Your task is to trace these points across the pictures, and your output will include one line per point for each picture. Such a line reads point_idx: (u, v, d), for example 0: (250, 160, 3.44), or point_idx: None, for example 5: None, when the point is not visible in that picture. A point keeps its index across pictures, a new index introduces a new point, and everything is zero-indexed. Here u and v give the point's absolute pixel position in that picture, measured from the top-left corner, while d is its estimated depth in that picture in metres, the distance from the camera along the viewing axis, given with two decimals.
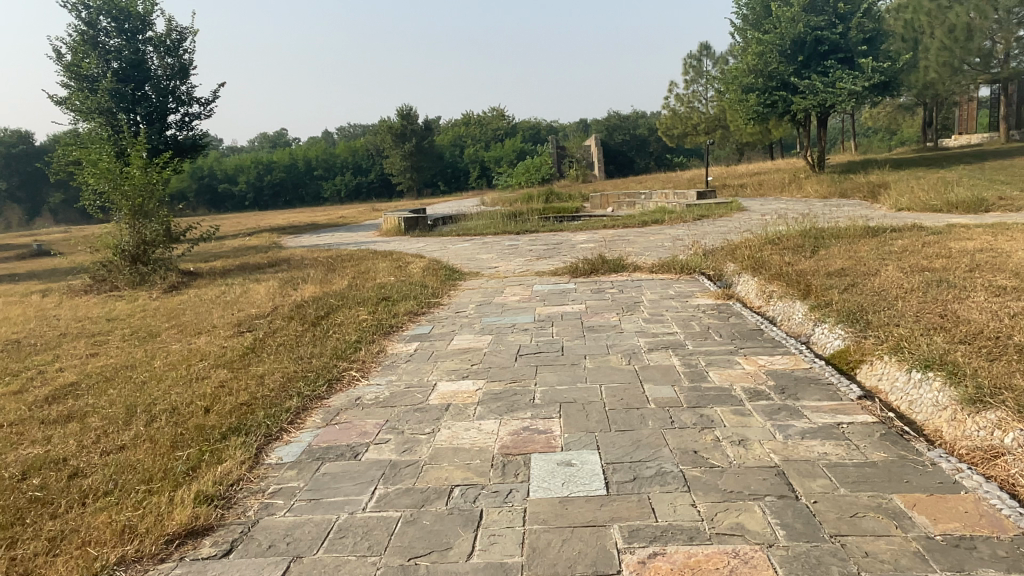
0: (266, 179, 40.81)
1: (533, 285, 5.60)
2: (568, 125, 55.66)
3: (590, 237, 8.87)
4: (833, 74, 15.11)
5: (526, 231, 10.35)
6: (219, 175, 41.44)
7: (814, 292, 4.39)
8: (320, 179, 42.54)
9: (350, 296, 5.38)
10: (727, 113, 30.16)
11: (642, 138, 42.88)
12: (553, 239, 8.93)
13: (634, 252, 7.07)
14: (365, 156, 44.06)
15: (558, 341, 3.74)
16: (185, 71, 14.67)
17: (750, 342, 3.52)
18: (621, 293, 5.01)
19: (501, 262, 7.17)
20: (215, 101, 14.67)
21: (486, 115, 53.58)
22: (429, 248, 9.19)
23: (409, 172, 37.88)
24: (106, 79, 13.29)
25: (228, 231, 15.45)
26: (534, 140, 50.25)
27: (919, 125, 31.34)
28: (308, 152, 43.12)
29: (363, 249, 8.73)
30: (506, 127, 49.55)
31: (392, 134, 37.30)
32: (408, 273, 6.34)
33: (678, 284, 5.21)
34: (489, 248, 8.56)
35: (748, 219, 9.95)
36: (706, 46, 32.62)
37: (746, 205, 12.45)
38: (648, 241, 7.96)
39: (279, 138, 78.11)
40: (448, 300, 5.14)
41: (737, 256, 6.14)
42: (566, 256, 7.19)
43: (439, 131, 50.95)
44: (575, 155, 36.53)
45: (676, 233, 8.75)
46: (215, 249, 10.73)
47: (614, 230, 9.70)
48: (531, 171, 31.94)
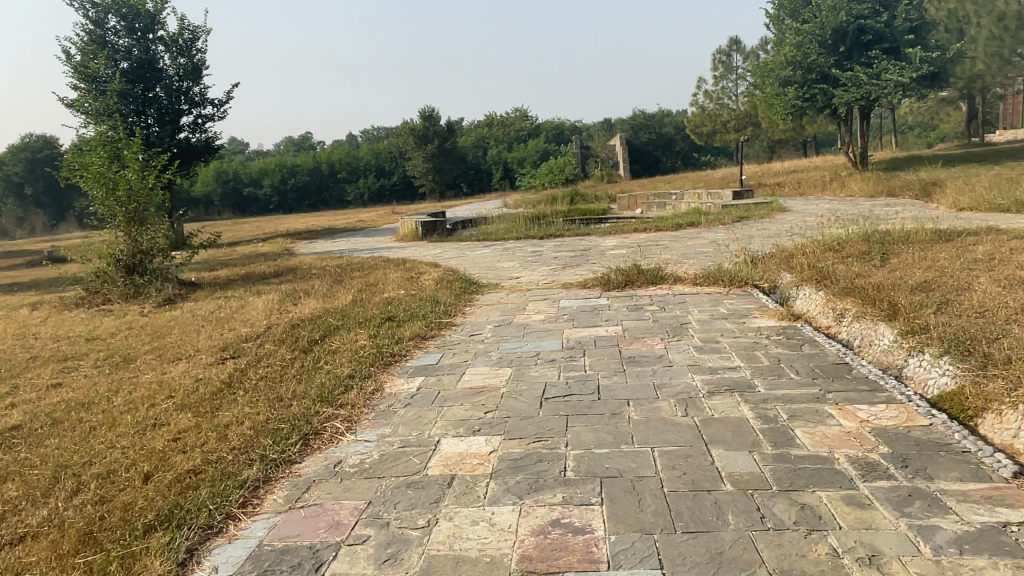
0: (289, 182, 40.63)
1: (560, 300, 4.92)
2: (592, 124, 54.81)
3: (621, 243, 8.18)
4: (878, 65, 14.19)
5: (551, 236, 9.66)
6: (243, 178, 41.38)
7: (902, 313, 3.64)
8: (343, 181, 42.27)
9: (351, 314, 4.72)
10: (759, 110, 29.17)
11: (668, 137, 41.92)
12: (580, 245, 8.24)
13: (671, 260, 6.37)
14: (388, 158, 43.70)
15: (593, 378, 3.05)
16: (198, 72, 14.27)
17: (838, 383, 2.78)
18: (663, 311, 4.31)
19: (523, 271, 6.51)
20: (229, 102, 14.23)
21: (509, 116, 52.97)
22: (447, 255, 8.56)
23: (432, 174, 37.42)
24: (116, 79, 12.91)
25: (243, 236, 14.98)
26: (558, 140, 49.48)
27: (960, 120, 30.01)
28: (331, 155, 42.88)
29: (376, 257, 8.14)
30: (529, 127, 48.86)
31: (414, 135, 36.85)
32: (420, 286, 5.67)
33: (730, 301, 4.49)
34: (510, 255, 7.90)
35: (792, 221, 9.17)
36: (736, 41, 31.66)
37: (787, 205, 11.64)
38: (686, 247, 7.23)
39: (304, 141, 78.41)
40: (464, 321, 4.45)
41: (793, 265, 5.40)
42: (595, 265, 6.51)
43: (462, 132, 50.42)
44: (600, 155, 35.77)
45: (715, 237, 8.02)
46: (224, 256, 10.21)
47: (646, 234, 8.99)
48: (555, 172, 31.25)
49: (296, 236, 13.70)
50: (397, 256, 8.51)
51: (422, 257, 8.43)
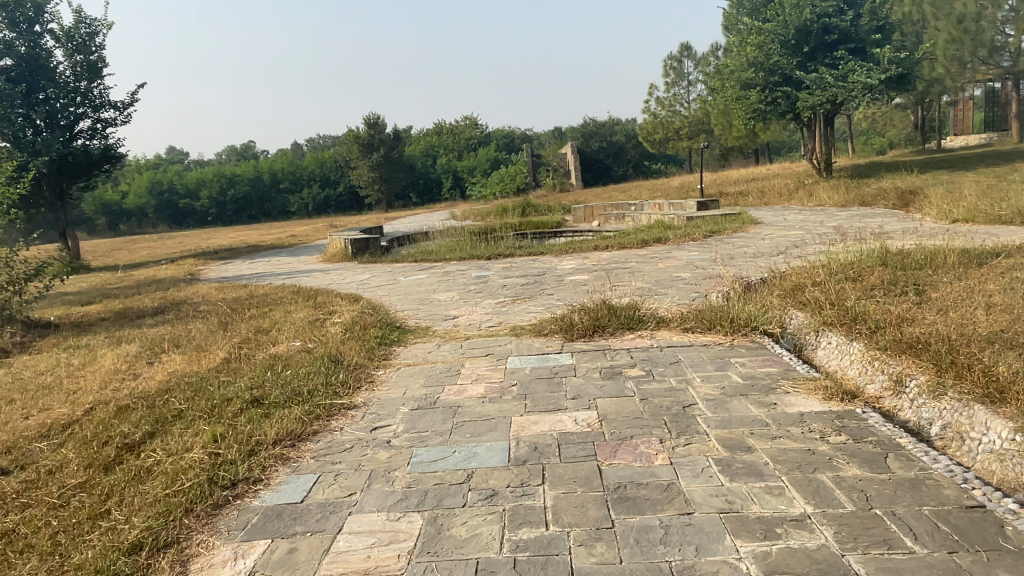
0: (228, 194, 38.55)
1: (509, 358, 3.60)
2: (542, 133, 53.89)
3: (579, 265, 6.94)
4: (844, 66, 13.36)
5: (499, 255, 8.38)
6: (178, 189, 39.07)
7: (1009, 392, 2.45)
8: (285, 192, 40.29)
9: (209, 388, 3.30)
10: (712, 117, 28.56)
11: (619, 145, 41.21)
12: (533, 268, 6.96)
13: (645, 292, 5.12)
14: (334, 167, 41.89)
15: (562, 545, 1.74)
16: (97, 70, 12.58)
17: (1003, 570, 1.54)
18: (652, 381, 3.03)
19: (462, 307, 5.18)
20: (134, 105, 12.59)
21: (458, 124, 51.65)
22: (373, 282, 7.16)
23: (379, 184, 35.80)
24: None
25: (154, 257, 13.25)
26: (508, 149, 48.38)
27: (910, 127, 29.91)
28: (273, 164, 40.91)
29: (287, 287, 6.73)
30: (478, 135, 47.64)
31: (359, 144, 35.27)
32: (322, 335, 4.25)
33: (740, 360, 3.25)
34: (448, 282, 6.57)
35: (772, 237, 8.08)
36: (687, 47, 30.98)
37: (757, 217, 10.62)
38: (659, 272, 6.03)
39: (246, 151, 75.79)
40: (368, 397, 3.08)
41: (805, 301, 4.22)
42: (551, 299, 5.22)
43: (409, 141, 48.88)
44: (552, 163, 34.77)
45: (689, 257, 6.85)
46: (112, 285, 8.60)
47: (608, 253, 7.77)
48: (506, 181, 30.09)
49: (212, 256, 12.10)
50: (312, 285, 7.08)
51: (343, 286, 7.02)
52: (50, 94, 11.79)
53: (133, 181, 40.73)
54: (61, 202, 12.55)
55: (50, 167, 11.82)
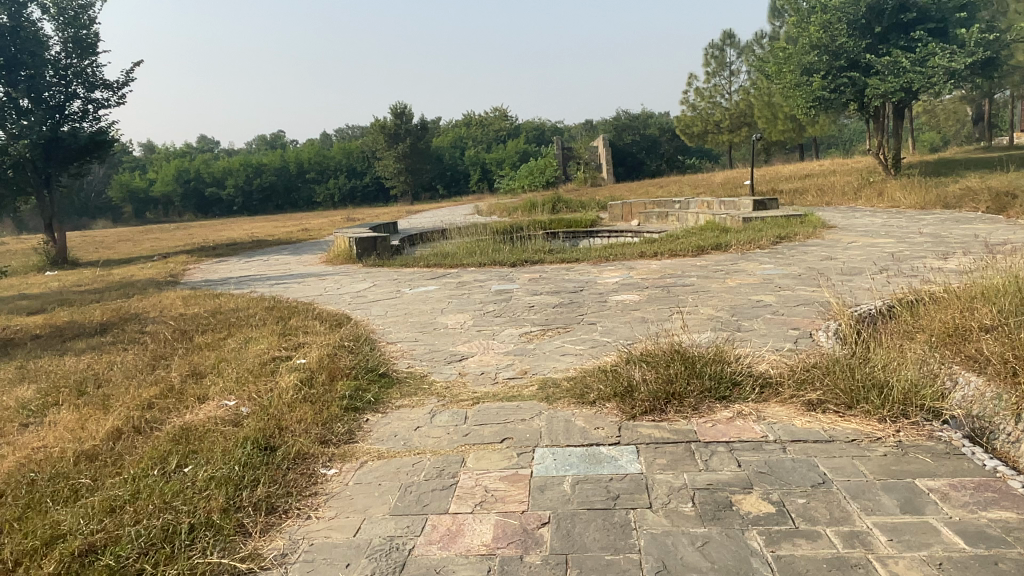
0: (254, 183, 37.77)
1: (536, 453, 2.26)
2: (574, 126, 52.31)
3: (625, 279, 5.57)
4: (923, 49, 11.76)
5: (524, 261, 7.05)
6: (206, 178, 38.37)
7: None
8: (312, 182, 39.45)
9: (50, 503, 2.03)
10: (756, 110, 26.84)
11: (654, 138, 39.51)
12: (567, 282, 5.61)
13: (722, 329, 3.74)
14: (360, 158, 40.88)
15: None
16: (88, 46, 11.51)
17: None
18: (794, 535, 1.69)
19: (473, 341, 3.86)
20: (130, 85, 11.51)
21: (488, 115, 50.40)
22: (370, 293, 5.86)
23: (404, 175, 34.63)
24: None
25: (150, 252, 12.13)
26: (539, 141, 46.96)
27: (970, 122, 27.84)
28: (300, 154, 40.08)
29: (268, 299, 5.49)
30: (508, 127, 46.24)
31: (385, 134, 34.26)
32: (269, 388, 2.96)
33: (943, 491, 1.88)
34: (460, 299, 5.25)
35: (858, 248, 6.63)
36: (730, 35, 29.26)
37: (826, 219, 9.13)
38: (733, 295, 4.65)
39: (276, 141, 75.58)
40: (291, 543, 1.80)
41: (990, 359, 2.76)
42: (594, 332, 3.86)
43: (436, 132, 47.66)
44: (583, 157, 33.40)
45: (764, 272, 5.45)
46: (80, 288, 7.45)
47: (657, 263, 6.38)
48: (535, 175, 28.84)
49: (208, 253, 10.94)
50: (297, 296, 5.82)
51: (333, 297, 5.75)
52: (37, 71, 10.74)
53: (158, 169, 40.15)
54: (47, 188, 11.53)
55: (36, 151, 10.79)
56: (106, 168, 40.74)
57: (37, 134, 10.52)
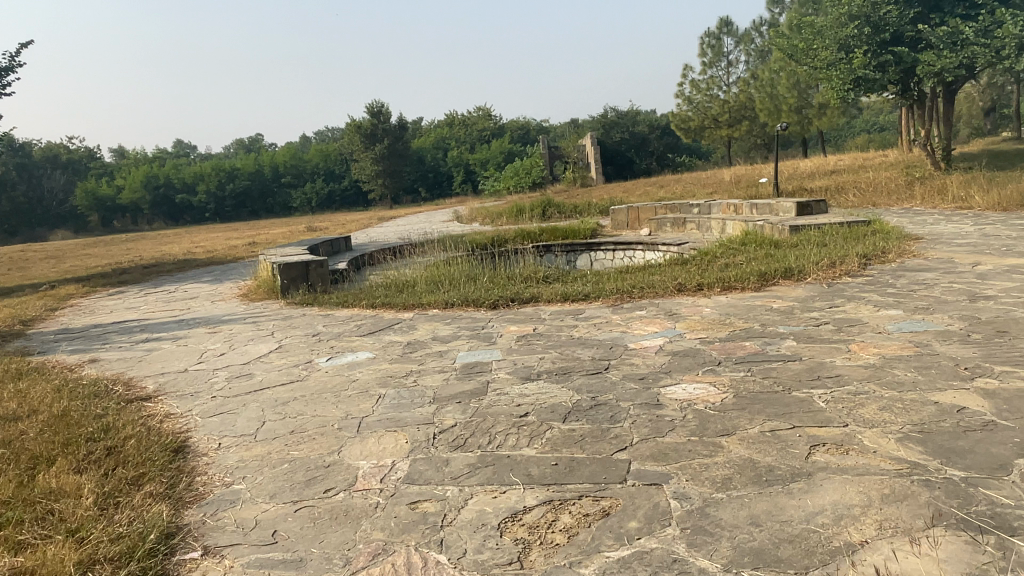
0: (227, 189, 35.37)
1: None
2: (559, 127, 50.26)
3: (673, 341, 3.39)
4: (988, 17, 9.78)
5: (509, 295, 4.85)
6: (176, 184, 35.78)
7: None
8: (288, 187, 37.35)
9: None
10: (758, 102, 24.84)
11: (643, 136, 37.44)
12: (579, 348, 3.43)
13: (977, 540, 1.57)
14: (337, 161, 38.64)
15: None
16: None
17: None
18: None
19: (392, 558, 1.67)
20: (15, 70, 8.96)
21: (470, 115, 48.23)
22: (263, 365, 3.65)
23: (383, 178, 32.38)
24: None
25: (50, 279, 9.79)
26: (524, 140, 44.77)
27: (985, 110, 25.92)
28: (275, 157, 38.07)
29: (82, 390, 3.25)
30: (492, 127, 43.98)
31: (361, 134, 32.02)
32: None
33: None
34: (399, 386, 3.05)
35: (996, 275, 4.52)
36: (727, 21, 27.30)
37: (901, 227, 7.05)
38: (895, 392, 2.50)
39: (255, 144, 73.21)
40: None
41: None
42: (669, 530, 1.68)
43: (416, 133, 45.36)
44: (571, 156, 31.30)
45: (903, 330, 3.32)
46: None
47: (710, 304, 4.21)
48: (519, 175, 27.12)
49: (112, 280, 8.64)
50: (143, 378, 3.59)
51: (200, 378, 3.53)
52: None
53: (124, 176, 37.57)
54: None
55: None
56: (66, 174, 37.89)
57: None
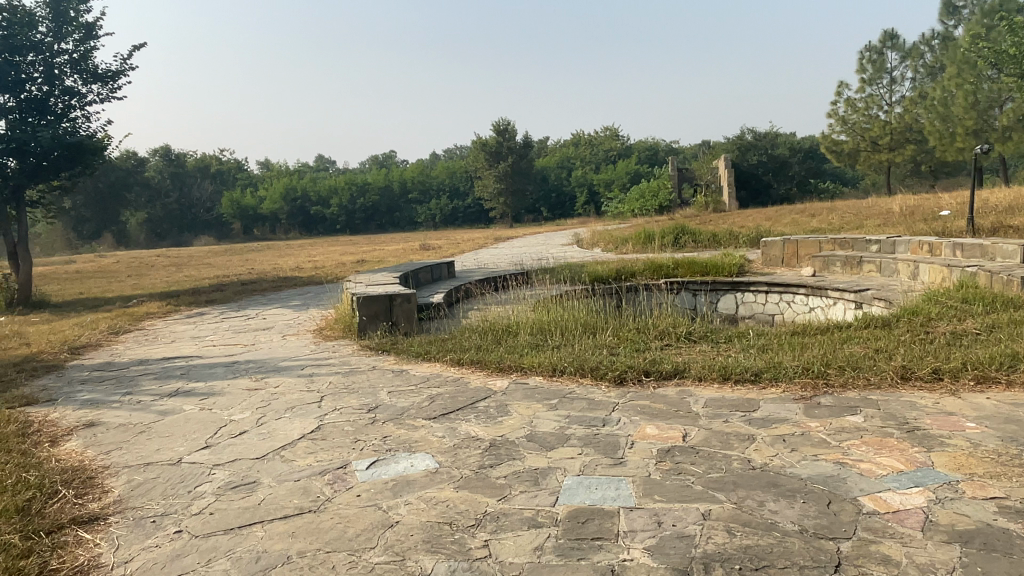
0: (358, 203, 36.07)
1: None
2: (690, 149, 47.94)
3: (946, 508, 1.90)
4: None
5: (644, 364, 3.45)
6: (312, 197, 36.82)
7: None
8: (414, 203, 37.73)
9: None
10: (925, 125, 21.94)
11: (784, 159, 34.62)
12: (769, 498, 2.01)
13: None
14: (463, 178, 38.61)
15: None
16: (67, 17, 8.34)
17: None
18: None
19: None
20: (126, 73, 8.65)
21: (598, 135, 46.99)
22: (278, 468, 2.47)
23: (506, 197, 31.76)
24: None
25: (152, 292, 9.39)
26: (653, 161, 42.96)
27: None
28: (404, 173, 38.61)
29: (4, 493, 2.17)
30: (619, 147, 42.47)
31: (486, 152, 31.60)
32: None
33: None
34: (456, 557, 1.76)
35: None
36: (892, 34, 24.50)
37: None
38: None
39: (388, 161, 75.89)
40: None
41: None
42: None
43: (542, 152, 44.65)
44: (704, 178, 29.29)
45: None
46: None
47: (973, 417, 2.64)
48: (646, 198, 25.55)
49: (203, 297, 8.02)
50: (116, 472, 2.50)
51: (186, 483, 2.38)
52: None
53: (264, 187, 39.33)
54: (18, 207, 8.49)
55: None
56: (214, 183, 39.93)
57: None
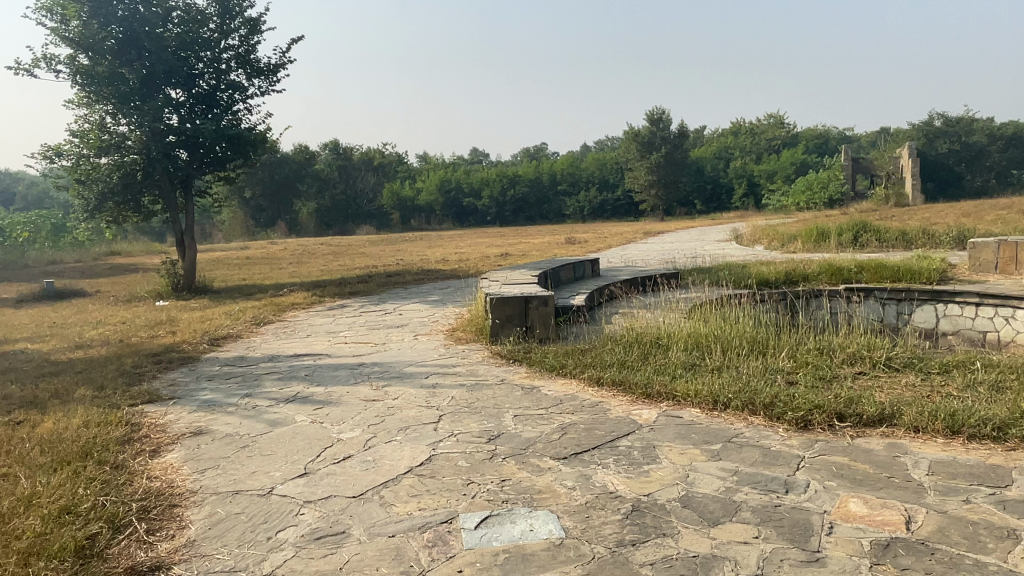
0: (507, 195, 36.31)
1: None
2: (865, 138, 43.76)
3: None
4: None
5: (832, 403, 2.71)
6: (465, 188, 37.50)
7: None
8: (563, 194, 37.48)
9: None
10: None
11: (980, 147, 30.51)
12: None
13: None
14: (614, 170, 37.72)
15: None
16: (233, 13, 8.69)
17: None
18: None
19: None
20: (285, 66, 8.86)
21: (760, 124, 44.13)
22: (374, 514, 2.05)
23: (658, 188, 30.54)
24: (85, 24, 7.75)
25: (304, 280, 9.62)
26: (821, 151, 39.66)
27: None
28: (554, 165, 38.37)
29: (69, 526, 1.90)
30: (784, 136, 39.57)
31: (639, 142, 30.51)
32: None
33: None
34: None
35: None
36: None
37: None
38: None
39: (539, 153, 76.26)
40: None
41: None
42: None
43: (698, 143, 42.64)
44: (883, 169, 26.44)
45: None
46: (69, 354, 4.72)
47: None
48: (814, 190, 23.44)
49: (348, 288, 8.02)
50: (200, 501, 2.19)
51: (270, 523, 2.02)
52: (165, 50, 8.11)
53: (421, 179, 40.69)
54: (187, 196, 8.99)
55: (163, 154, 8.27)
56: (376, 175, 41.88)
57: (158, 129, 8.00)
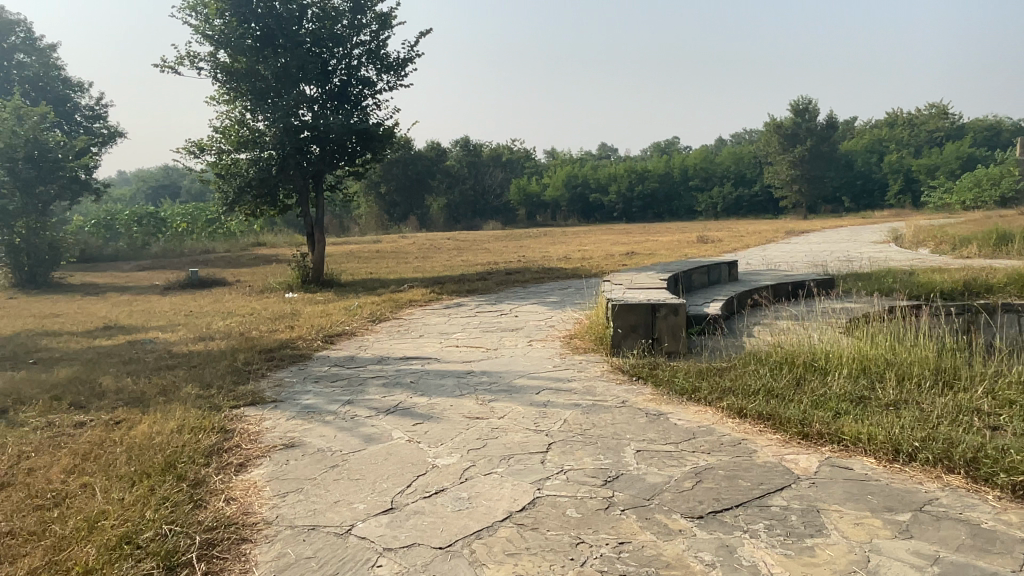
0: (636, 190, 35.32)
1: None
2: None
3: None
4: None
5: None
6: (592, 183, 36.82)
7: None
8: (695, 190, 36.15)
9: None
10: None
11: None
12: None
13: None
14: (751, 164, 35.72)
15: None
16: (365, 9, 8.71)
17: None
18: None
19: None
20: (413, 60, 8.76)
21: (918, 114, 40.30)
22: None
23: (800, 184, 28.50)
24: (227, 24, 8.03)
25: (425, 275, 9.56)
26: (993, 142, 35.59)
27: None
28: (686, 160, 36.94)
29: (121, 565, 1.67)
30: (947, 127, 35.87)
31: (781, 135, 28.56)
32: None
33: None
34: None
35: None
36: None
37: None
38: None
39: (670, 147, 74.11)
40: None
41: None
42: None
43: (845, 135, 39.58)
44: None
45: None
46: (189, 346, 4.75)
47: None
48: (985, 186, 20.91)
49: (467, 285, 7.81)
50: (271, 538, 1.92)
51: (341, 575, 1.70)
52: (300, 47, 8.28)
53: (548, 175, 40.47)
54: (318, 190, 9.16)
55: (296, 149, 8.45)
56: (505, 170, 42.09)
57: (291, 125, 8.17)
